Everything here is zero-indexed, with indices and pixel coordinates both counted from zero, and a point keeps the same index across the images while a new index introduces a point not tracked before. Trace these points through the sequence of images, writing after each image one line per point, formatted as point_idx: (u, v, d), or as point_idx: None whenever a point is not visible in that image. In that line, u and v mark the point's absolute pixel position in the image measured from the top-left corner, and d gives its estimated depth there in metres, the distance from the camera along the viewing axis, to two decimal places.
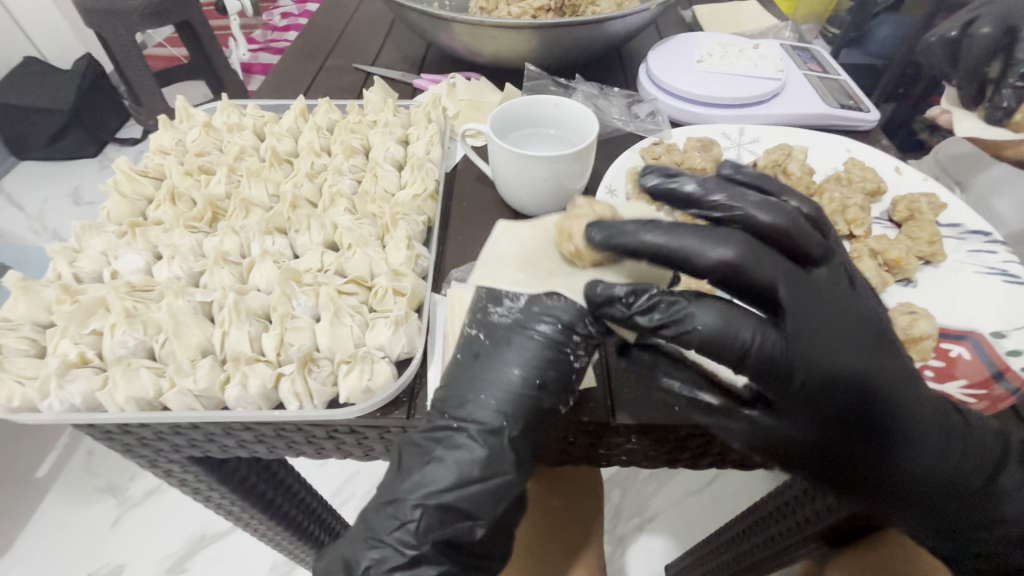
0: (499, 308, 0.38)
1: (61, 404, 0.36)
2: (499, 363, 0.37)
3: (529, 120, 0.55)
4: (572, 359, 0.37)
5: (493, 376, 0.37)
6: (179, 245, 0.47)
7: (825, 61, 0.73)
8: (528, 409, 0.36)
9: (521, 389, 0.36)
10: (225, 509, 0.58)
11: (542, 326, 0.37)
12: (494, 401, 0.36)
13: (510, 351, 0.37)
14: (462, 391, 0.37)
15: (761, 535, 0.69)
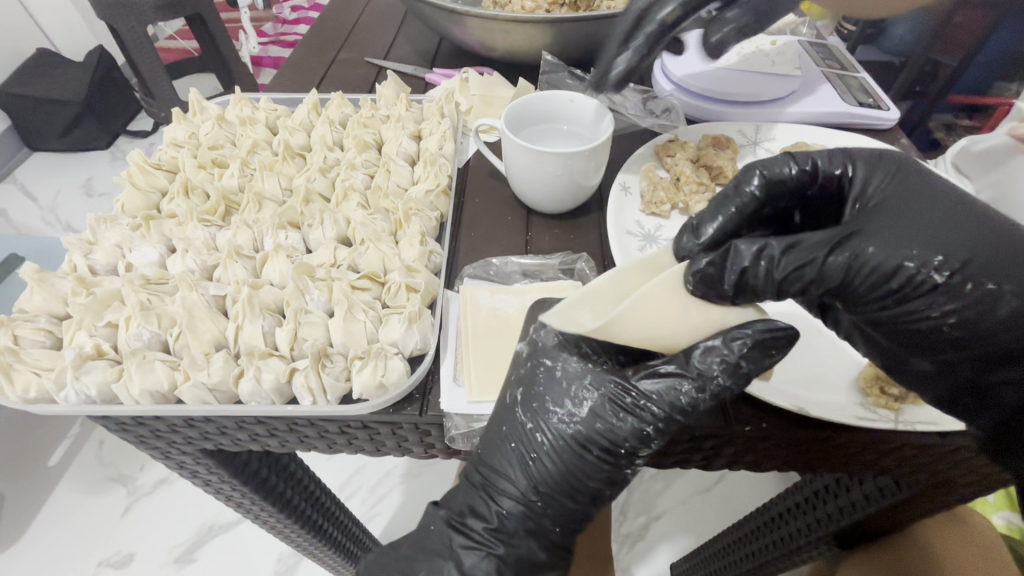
0: (559, 410, 0.36)
1: (77, 395, 0.36)
2: (548, 462, 0.36)
3: (543, 116, 0.54)
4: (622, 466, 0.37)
5: (539, 471, 0.37)
6: (193, 238, 0.47)
7: (844, 58, 0.72)
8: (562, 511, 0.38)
9: (562, 498, 0.37)
10: (237, 501, 0.58)
11: (598, 445, 0.36)
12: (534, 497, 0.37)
13: (562, 457, 0.36)
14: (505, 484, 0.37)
15: (770, 536, 0.69)
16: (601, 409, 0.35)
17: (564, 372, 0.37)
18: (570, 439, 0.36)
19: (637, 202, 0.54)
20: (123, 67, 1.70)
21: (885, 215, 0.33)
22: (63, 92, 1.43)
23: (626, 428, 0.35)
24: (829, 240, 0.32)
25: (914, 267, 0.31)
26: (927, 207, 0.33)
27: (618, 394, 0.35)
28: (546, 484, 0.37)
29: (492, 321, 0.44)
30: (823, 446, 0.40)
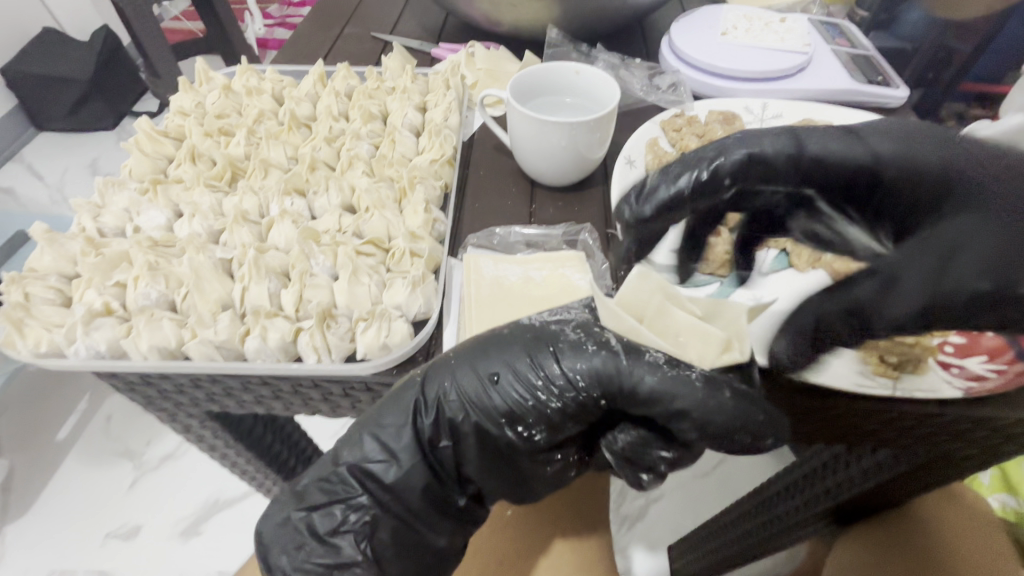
0: (551, 314, 0.36)
1: (87, 350, 0.37)
2: (481, 365, 0.35)
3: (549, 88, 0.54)
4: (542, 402, 0.34)
5: (466, 376, 0.35)
6: (200, 203, 0.47)
7: (854, 36, 0.71)
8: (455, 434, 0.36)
9: (462, 415, 0.35)
10: (242, 467, 0.59)
11: (544, 361, 0.34)
12: (440, 404, 0.35)
13: (494, 362, 0.35)
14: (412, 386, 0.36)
15: (767, 514, 0.69)
16: (585, 381, 0.33)
17: (564, 336, 0.35)
18: (529, 397, 0.34)
19: (641, 175, 0.55)
20: (129, 47, 1.70)
21: (972, 228, 0.30)
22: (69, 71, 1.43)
23: (583, 404, 0.34)
24: (913, 281, 0.30)
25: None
26: (1019, 209, 0.30)
27: (610, 368, 0.33)
28: (454, 410, 0.35)
29: (496, 289, 0.45)
30: (820, 413, 0.40)
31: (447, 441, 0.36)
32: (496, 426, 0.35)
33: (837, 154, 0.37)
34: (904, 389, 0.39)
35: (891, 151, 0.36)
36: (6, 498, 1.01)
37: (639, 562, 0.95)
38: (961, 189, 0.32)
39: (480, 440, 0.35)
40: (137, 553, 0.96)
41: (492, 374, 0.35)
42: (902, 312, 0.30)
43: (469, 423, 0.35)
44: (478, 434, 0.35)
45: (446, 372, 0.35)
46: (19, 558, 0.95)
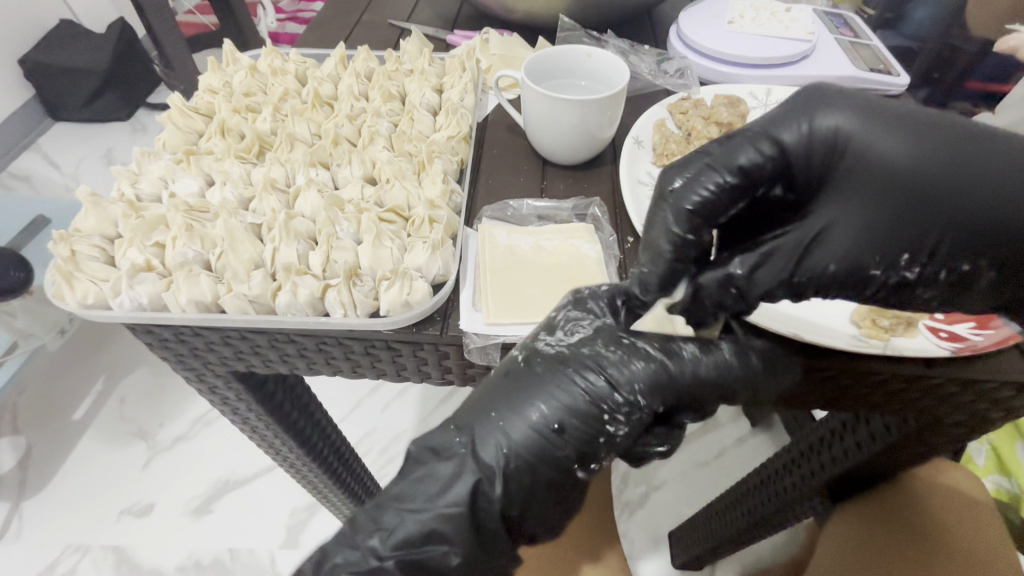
0: (551, 337, 0.37)
1: (131, 303, 0.40)
2: (527, 402, 0.35)
3: (561, 70, 0.57)
4: (608, 426, 0.35)
5: (518, 416, 0.35)
6: (230, 172, 0.50)
7: (858, 27, 0.73)
8: (523, 488, 0.35)
9: (537, 461, 0.35)
10: (262, 434, 0.62)
11: (584, 382, 0.35)
12: (497, 458, 0.35)
13: (537, 394, 0.35)
14: (467, 426, 0.36)
15: (774, 488, 0.71)
16: (636, 410, 0.35)
17: (605, 358, 0.36)
18: (596, 433, 0.35)
19: (649, 155, 0.57)
20: (144, 40, 1.73)
21: (851, 217, 0.34)
22: (86, 62, 1.46)
23: (645, 417, 0.35)
24: (777, 260, 0.35)
25: (880, 272, 0.34)
26: (890, 189, 0.33)
27: (663, 376, 0.35)
28: (514, 464, 0.35)
29: (509, 256, 0.47)
30: (818, 379, 0.42)
31: (523, 501, 0.36)
32: (569, 466, 0.35)
33: (750, 140, 0.35)
34: (896, 349, 0.40)
35: (793, 126, 0.34)
36: (26, 473, 1.04)
37: (639, 545, 0.98)
38: (849, 166, 0.33)
39: (556, 487, 0.36)
40: (153, 527, 0.99)
41: (546, 419, 0.35)
42: (768, 285, 0.35)
43: (541, 473, 0.35)
44: (552, 482, 0.35)
45: (496, 421, 0.36)
46: (38, 531, 0.99)
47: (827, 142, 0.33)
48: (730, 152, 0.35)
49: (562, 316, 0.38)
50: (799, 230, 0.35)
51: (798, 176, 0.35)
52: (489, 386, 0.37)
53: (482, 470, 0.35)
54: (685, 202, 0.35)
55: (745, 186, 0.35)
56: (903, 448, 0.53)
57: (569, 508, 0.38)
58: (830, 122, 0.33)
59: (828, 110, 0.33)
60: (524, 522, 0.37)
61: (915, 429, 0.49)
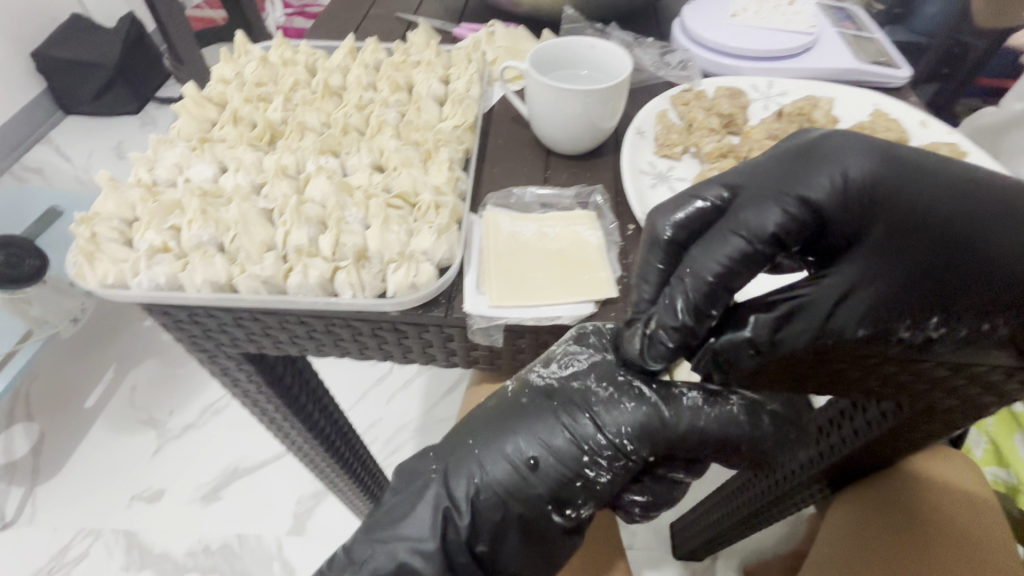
0: (544, 369, 0.44)
1: (149, 282, 0.42)
2: (514, 441, 0.43)
3: (565, 60, 0.58)
4: (586, 471, 0.42)
5: (502, 448, 0.43)
6: (243, 159, 0.51)
7: (861, 20, 0.73)
8: (494, 523, 0.43)
9: (511, 494, 0.42)
10: (271, 417, 0.64)
11: (571, 424, 0.42)
12: (488, 492, 0.42)
13: (524, 433, 0.43)
14: (460, 467, 0.44)
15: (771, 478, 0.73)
16: (611, 448, 0.42)
17: (596, 401, 0.43)
18: (571, 476, 0.42)
19: (651, 145, 0.58)
20: (154, 34, 1.75)
21: (872, 268, 0.35)
22: (97, 56, 1.49)
23: (623, 463, 0.42)
24: (807, 316, 0.37)
25: (906, 332, 0.36)
26: (919, 229, 0.34)
27: (654, 422, 0.41)
28: (506, 497, 0.42)
29: (513, 242, 0.49)
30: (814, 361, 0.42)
31: (491, 535, 0.43)
32: (540, 501, 0.42)
33: (775, 203, 0.36)
34: None
35: (821, 180, 0.35)
36: (40, 459, 1.07)
37: (639, 535, 1.00)
38: (894, 211, 0.34)
39: (525, 520, 0.43)
40: (163, 513, 1.01)
41: (522, 455, 0.42)
42: (800, 340, 0.37)
43: (517, 505, 0.42)
44: (522, 518, 0.43)
45: (487, 468, 0.43)
46: (51, 514, 1.01)
47: (853, 204, 0.34)
48: (758, 217, 0.36)
49: (560, 350, 0.44)
50: (819, 291, 0.37)
51: (834, 230, 0.36)
52: (481, 418, 0.45)
53: (450, 498, 0.43)
54: (706, 272, 0.36)
55: (758, 251, 0.36)
56: (899, 433, 0.54)
57: (542, 547, 0.44)
58: (832, 180, 0.35)
59: (838, 163, 0.35)
60: (496, 555, 0.44)
61: (912, 414, 0.49)
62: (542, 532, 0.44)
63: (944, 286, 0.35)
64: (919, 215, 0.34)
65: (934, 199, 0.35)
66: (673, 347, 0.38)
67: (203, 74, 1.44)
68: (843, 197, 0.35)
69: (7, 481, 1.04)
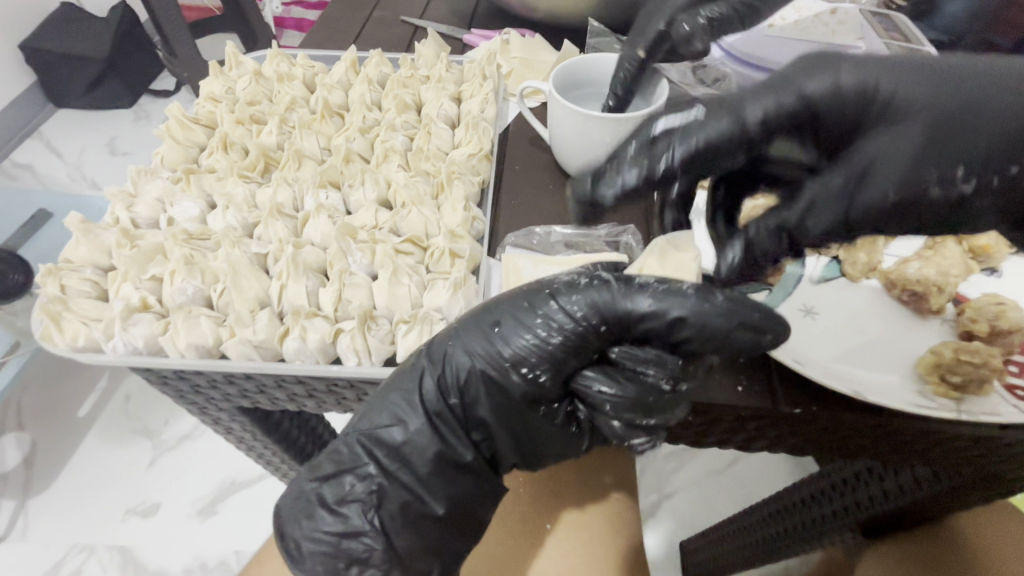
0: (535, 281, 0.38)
1: (125, 346, 0.36)
2: (483, 311, 0.34)
3: (592, 80, 0.52)
4: (543, 334, 0.32)
5: (471, 320, 0.34)
6: (233, 194, 0.46)
7: (908, 30, 0.68)
8: (454, 386, 0.34)
9: (460, 368, 0.34)
10: (266, 457, 0.59)
11: (535, 296, 0.34)
12: (453, 363, 0.34)
13: (493, 304, 0.35)
14: (441, 344, 0.35)
15: (779, 525, 0.66)
16: (578, 321, 0.32)
17: (556, 280, 0.34)
18: (527, 336, 0.33)
19: None
20: (147, 23, 1.67)
21: (885, 152, 0.28)
22: (86, 49, 1.41)
23: (584, 336, 0.32)
24: (821, 210, 0.29)
25: (894, 227, 0.30)
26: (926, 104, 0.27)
27: (607, 295, 0.32)
28: (452, 361, 0.34)
29: None
30: (873, 433, 0.38)
31: (458, 394, 0.34)
32: (507, 377, 0.33)
33: (767, 93, 0.29)
34: (970, 412, 0.36)
35: (818, 76, 0.28)
36: (31, 470, 0.98)
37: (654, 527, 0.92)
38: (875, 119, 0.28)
39: (495, 400, 0.34)
40: (158, 530, 0.93)
41: (487, 320, 0.34)
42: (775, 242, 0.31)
43: (480, 380, 0.33)
44: (486, 380, 0.33)
45: (447, 353, 0.34)
46: (42, 530, 0.93)
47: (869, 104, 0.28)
48: (744, 102, 0.29)
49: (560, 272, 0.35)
50: (818, 187, 0.29)
51: (823, 127, 0.29)
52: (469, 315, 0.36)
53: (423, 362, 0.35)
54: (684, 157, 0.30)
55: (747, 143, 0.29)
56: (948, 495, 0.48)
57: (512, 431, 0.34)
58: (840, 74, 0.28)
59: (828, 65, 0.29)
60: (472, 411, 0.35)
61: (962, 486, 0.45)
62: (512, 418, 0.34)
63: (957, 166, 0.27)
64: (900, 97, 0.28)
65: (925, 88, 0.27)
66: (659, 219, 0.31)
67: (197, 69, 1.37)
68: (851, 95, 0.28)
69: None
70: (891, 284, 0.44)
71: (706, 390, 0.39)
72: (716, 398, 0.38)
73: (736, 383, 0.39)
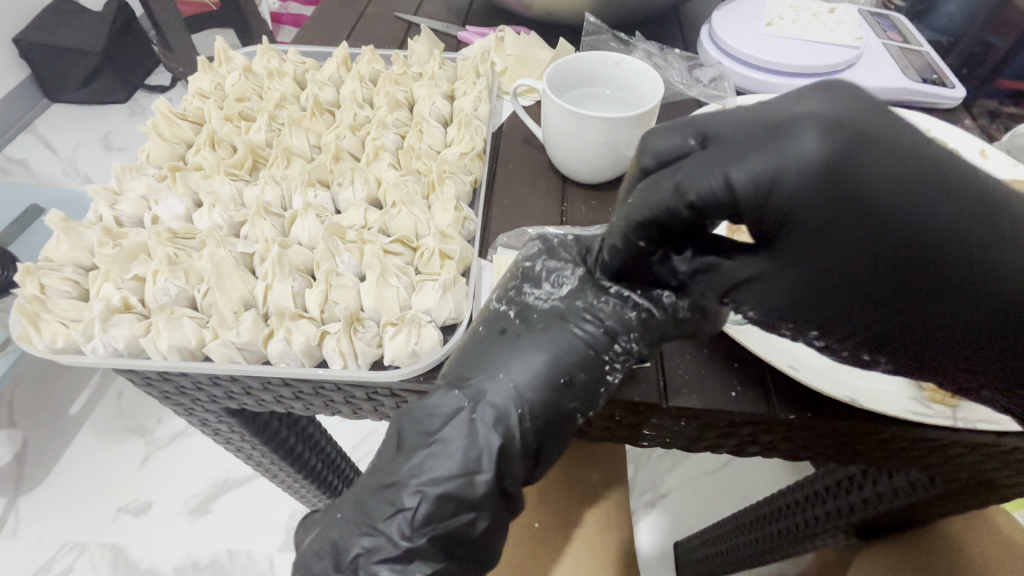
0: (536, 290, 0.36)
1: (105, 348, 0.35)
2: (524, 349, 0.34)
3: (586, 79, 0.51)
4: (609, 368, 0.34)
5: (517, 357, 0.34)
6: (220, 192, 0.45)
7: (907, 31, 0.67)
8: (548, 406, 0.33)
9: (545, 382, 0.33)
10: (256, 459, 0.58)
11: (585, 325, 0.34)
12: (515, 383, 0.33)
13: (528, 347, 0.34)
14: (480, 366, 0.34)
15: (768, 528, 0.66)
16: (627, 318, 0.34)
17: (578, 307, 0.34)
18: (600, 369, 0.34)
19: None
20: (143, 19, 1.65)
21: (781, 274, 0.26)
22: (81, 42, 1.39)
23: (652, 326, 0.34)
24: (716, 279, 0.30)
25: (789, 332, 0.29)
26: (810, 281, 0.26)
27: (654, 323, 0.34)
28: (529, 410, 0.33)
29: None
30: (868, 439, 0.38)
31: (539, 434, 0.34)
32: (581, 321, 0.34)
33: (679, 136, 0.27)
34: (967, 420, 0.35)
35: (743, 163, 0.24)
36: (22, 467, 0.97)
37: (648, 530, 0.91)
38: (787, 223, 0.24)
39: (573, 330, 0.34)
40: (149, 528, 0.92)
41: (541, 371, 0.33)
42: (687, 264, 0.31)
43: (546, 318, 0.35)
44: (564, 414, 0.34)
45: (503, 362, 0.34)
46: (32, 528, 0.92)
47: (777, 145, 0.23)
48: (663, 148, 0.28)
49: (541, 268, 0.36)
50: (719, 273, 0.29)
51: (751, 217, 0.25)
52: (471, 345, 0.35)
53: (495, 407, 0.33)
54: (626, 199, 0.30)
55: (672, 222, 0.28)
56: (930, 505, 0.47)
57: (634, 418, 0.39)
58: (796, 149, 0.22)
59: (795, 134, 0.22)
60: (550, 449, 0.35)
61: (948, 492, 0.44)
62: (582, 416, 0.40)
63: (881, 283, 0.24)
64: (814, 229, 0.23)
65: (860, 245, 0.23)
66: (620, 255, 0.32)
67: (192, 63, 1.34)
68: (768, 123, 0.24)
69: None
70: None
71: (698, 392, 0.38)
72: (711, 405, 0.38)
73: (730, 389, 0.38)
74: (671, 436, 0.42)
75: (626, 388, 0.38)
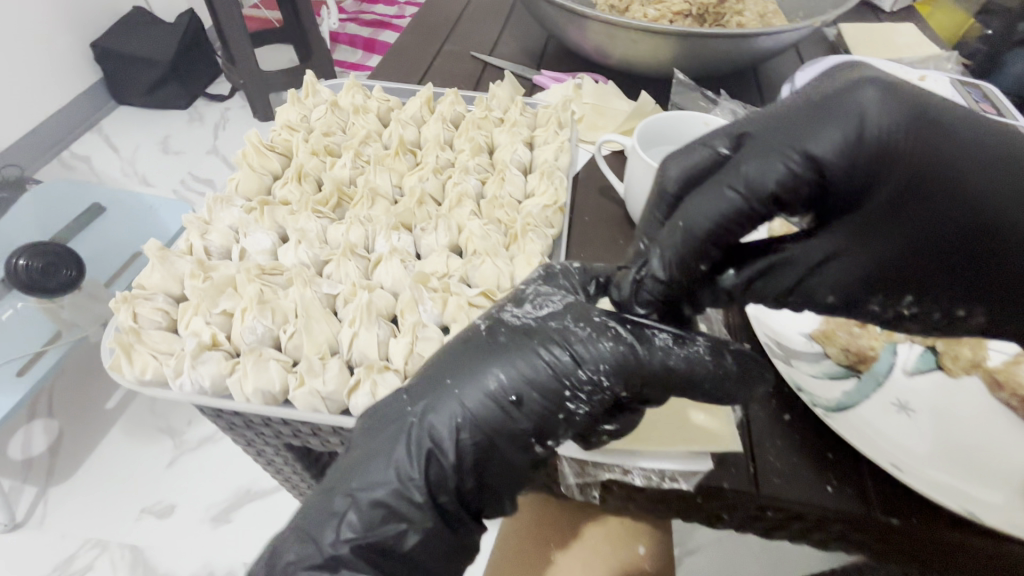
0: (515, 309, 0.34)
1: (191, 385, 0.35)
2: (483, 365, 0.32)
3: (674, 139, 0.51)
4: (568, 402, 0.31)
5: (472, 376, 0.32)
6: (306, 229, 0.45)
7: (1000, 101, 0.64)
8: (493, 422, 0.32)
9: (494, 400, 0.31)
10: (301, 489, 0.57)
11: (550, 351, 0.32)
12: (464, 401, 0.32)
13: (491, 360, 0.32)
14: (437, 383, 0.33)
15: None
16: (611, 354, 0.31)
17: (553, 329, 0.32)
18: (554, 408, 0.32)
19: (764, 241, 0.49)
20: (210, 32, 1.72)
21: (868, 249, 0.29)
22: (151, 51, 1.44)
23: (627, 365, 0.31)
24: (780, 273, 0.31)
25: (878, 306, 0.30)
26: (905, 245, 0.28)
27: (631, 359, 0.31)
28: (476, 429, 0.31)
29: None
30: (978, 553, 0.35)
31: (472, 466, 0.32)
32: (547, 345, 0.32)
33: (774, 154, 0.28)
34: None
35: (827, 134, 0.27)
36: (57, 459, 0.95)
37: None
38: (876, 190, 0.28)
39: (539, 350, 0.32)
40: (170, 533, 0.88)
41: (501, 389, 0.31)
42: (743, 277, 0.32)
43: (511, 334, 0.33)
44: (507, 439, 0.32)
45: (453, 371, 0.33)
46: (62, 520, 0.89)
47: (843, 111, 0.27)
48: (757, 167, 0.28)
49: (531, 290, 0.35)
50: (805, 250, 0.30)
51: (832, 192, 0.28)
52: (448, 354, 0.34)
53: (433, 437, 0.32)
54: (689, 222, 0.30)
55: (754, 212, 0.29)
56: None
57: (718, 503, 0.37)
58: (871, 119, 0.26)
59: (857, 108, 0.27)
60: (485, 481, 0.33)
61: None
62: (662, 496, 0.38)
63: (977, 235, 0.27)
64: (910, 195, 0.27)
65: (964, 197, 0.27)
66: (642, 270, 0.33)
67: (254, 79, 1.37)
68: (817, 101, 0.28)
69: (22, 478, 0.93)
70: (998, 386, 0.40)
71: (792, 483, 0.36)
72: (804, 497, 0.35)
73: (826, 483, 0.36)
74: (752, 524, 0.39)
75: (715, 473, 0.36)
